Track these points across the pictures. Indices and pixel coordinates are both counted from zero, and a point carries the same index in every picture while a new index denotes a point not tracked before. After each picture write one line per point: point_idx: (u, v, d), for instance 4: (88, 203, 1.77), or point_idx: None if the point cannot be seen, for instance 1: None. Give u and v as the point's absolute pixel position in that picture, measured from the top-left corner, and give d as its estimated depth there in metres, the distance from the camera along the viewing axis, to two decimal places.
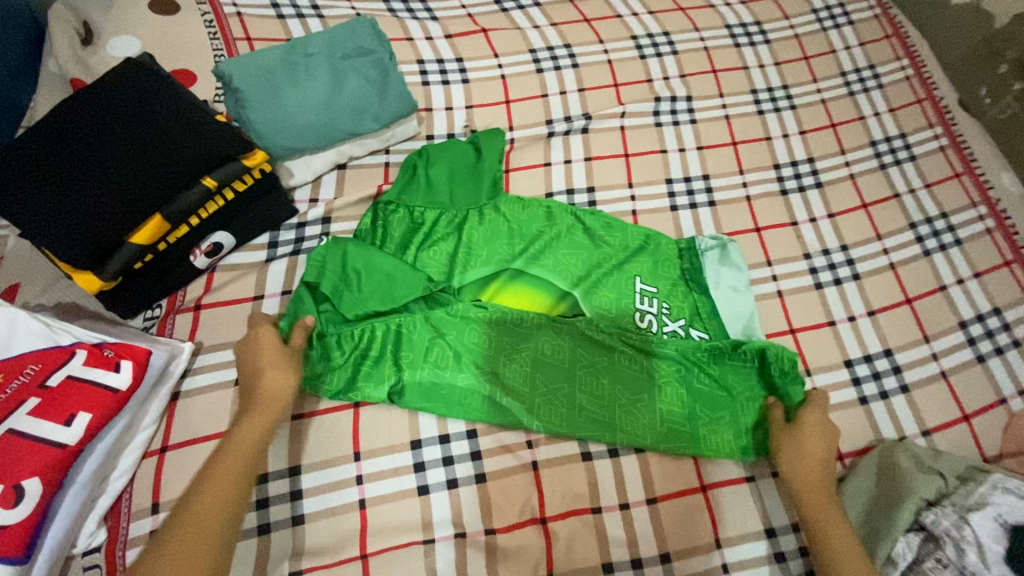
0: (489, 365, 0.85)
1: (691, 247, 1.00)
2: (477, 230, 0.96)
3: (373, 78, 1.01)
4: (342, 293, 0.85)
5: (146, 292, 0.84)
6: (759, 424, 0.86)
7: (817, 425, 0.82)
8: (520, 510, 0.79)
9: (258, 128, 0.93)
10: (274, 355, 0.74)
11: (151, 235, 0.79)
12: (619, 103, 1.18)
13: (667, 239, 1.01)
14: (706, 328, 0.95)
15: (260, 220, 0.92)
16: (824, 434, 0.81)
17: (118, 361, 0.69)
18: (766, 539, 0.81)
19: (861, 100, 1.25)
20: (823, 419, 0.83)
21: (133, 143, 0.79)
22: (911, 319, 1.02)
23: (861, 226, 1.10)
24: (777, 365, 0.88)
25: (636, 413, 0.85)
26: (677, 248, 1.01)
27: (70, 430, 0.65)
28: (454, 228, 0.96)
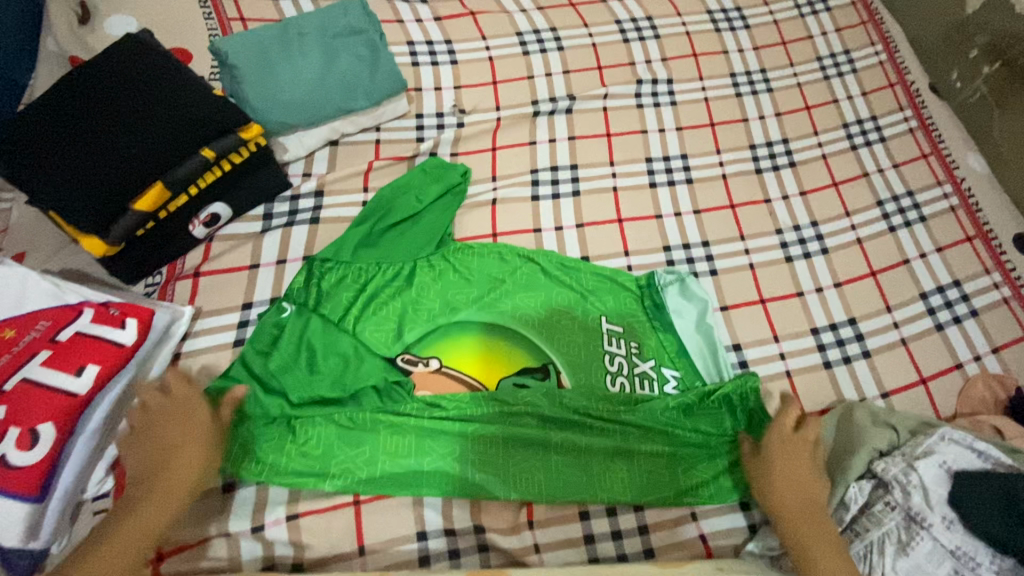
0: (465, 427, 0.84)
1: (649, 283, 1.01)
2: (428, 283, 0.96)
3: (364, 55, 1.05)
4: (289, 372, 0.84)
5: (147, 258, 0.88)
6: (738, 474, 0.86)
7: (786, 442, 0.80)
8: (503, 461, 0.84)
9: (254, 103, 0.97)
10: (200, 428, 0.72)
11: (154, 202, 0.82)
12: (603, 85, 1.23)
13: (625, 275, 1.02)
14: (679, 370, 0.95)
15: (255, 193, 0.96)
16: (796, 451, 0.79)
17: (124, 318, 0.74)
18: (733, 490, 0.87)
19: (835, 84, 1.30)
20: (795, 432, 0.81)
21: (133, 114, 0.83)
22: (874, 291, 1.07)
23: (831, 203, 1.16)
24: (742, 412, 0.90)
25: (615, 469, 0.85)
26: (635, 283, 1.02)
27: (80, 380, 0.70)
28: (404, 283, 0.95)
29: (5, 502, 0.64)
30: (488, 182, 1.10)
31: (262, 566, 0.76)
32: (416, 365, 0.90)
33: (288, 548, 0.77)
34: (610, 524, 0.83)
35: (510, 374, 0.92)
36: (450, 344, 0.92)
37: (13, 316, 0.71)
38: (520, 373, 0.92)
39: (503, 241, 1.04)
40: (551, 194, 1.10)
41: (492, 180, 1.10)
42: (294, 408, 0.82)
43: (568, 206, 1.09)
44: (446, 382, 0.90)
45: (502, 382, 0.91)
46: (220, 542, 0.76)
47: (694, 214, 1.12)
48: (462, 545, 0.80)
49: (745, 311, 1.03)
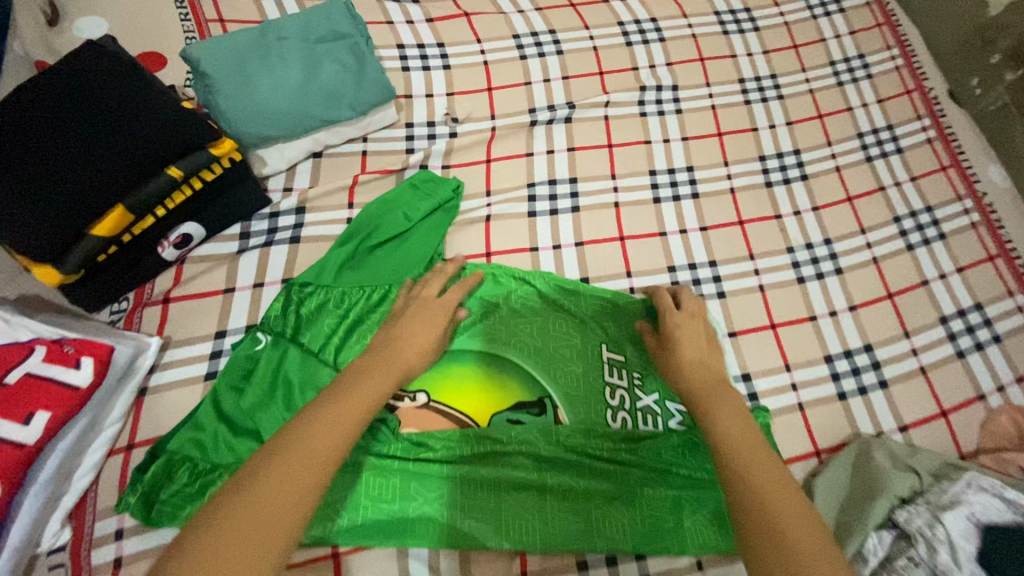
0: (455, 469, 0.79)
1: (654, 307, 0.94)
2: None
3: (349, 63, 0.98)
4: (264, 410, 0.77)
5: (111, 285, 0.81)
6: None
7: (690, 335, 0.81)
8: (494, 510, 0.78)
9: (228, 114, 0.90)
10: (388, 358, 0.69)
11: (114, 226, 0.76)
12: (604, 92, 1.16)
13: (628, 298, 0.95)
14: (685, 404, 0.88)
15: (229, 212, 0.89)
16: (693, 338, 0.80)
17: (78, 357, 0.68)
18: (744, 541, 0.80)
19: (849, 91, 1.23)
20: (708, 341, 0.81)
21: (91, 127, 0.75)
22: (891, 314, 1.01)
23: (845, 219, 1.09)
24: None
25: (614, 513, 0.79)
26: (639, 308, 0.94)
27: (28, 429, 0.63)
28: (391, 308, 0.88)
29: None
30: (482, 197, 1.03)
31: None
32: (403, 401, 0.84)
33: None
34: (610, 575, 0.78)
35: (504, 408, 0.85)
36: (440, 376, 0.86)
37: None
38: (514, 409, 0.85)
39: (496, 262, 0.97)
40: (549, 210, 1.03)
41: (486, 195, 1.03)
42: None
43: (567, 223, 1.03)
44: (435, 419, 0.83)
45: (495, 418, 0.85)
46: None
47: (701, 231, 1.05)
48: None
49: (754, 337, 0.97)
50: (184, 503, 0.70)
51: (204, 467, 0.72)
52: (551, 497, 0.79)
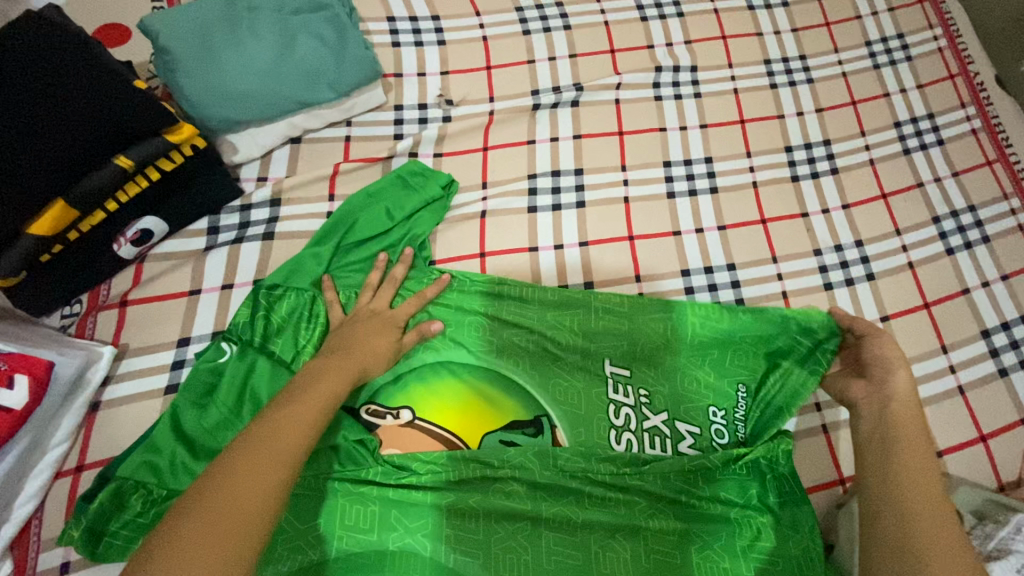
0: (441, 498, 0.70)
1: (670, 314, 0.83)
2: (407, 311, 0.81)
3: (329, 37, 0.87)
4: (228, 429, 0.69)
5: (59, 288, 0.73)
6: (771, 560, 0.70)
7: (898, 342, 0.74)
8: (483, 546, 0.69)
9: (192, 95, 0.81)
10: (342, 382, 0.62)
11: (54, 224, 0.68)
12: (615, 73, 1.05)
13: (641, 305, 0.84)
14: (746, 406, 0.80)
15: (193, 206, 0.80)
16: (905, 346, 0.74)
17: (12, 376, 0.61)
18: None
19: (886, 74, 1.11)
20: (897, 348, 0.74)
21: (22, 106, 0.66)
22: (927, 326, 0.91)
23: (878, 218, 0.99)
24: (776, 484, 0.75)
25: (615, 548, 0.70)
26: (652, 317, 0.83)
27: None
28: None
29: None
30: (477, 190, 0.93)
31: None
32: (385, 418, 0.76)
33: None
34: None
35: (496, 428, 0.77)
36: (425, 392, 0.78)
37: None
38: (507, 428, 0.77)
39: (490, 266, 0.89)
40: (551, 205, 0.94)
41: (482, 188, 0.94)
42: None
43: (570, 220, 0.93)
44: (419, 440, 0.75)
45: (486, 439, 0.77)
46: None
47: (718, 230, 0.95)
48: None
49: None
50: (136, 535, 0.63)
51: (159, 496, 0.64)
52: (546, 529, 0.70)
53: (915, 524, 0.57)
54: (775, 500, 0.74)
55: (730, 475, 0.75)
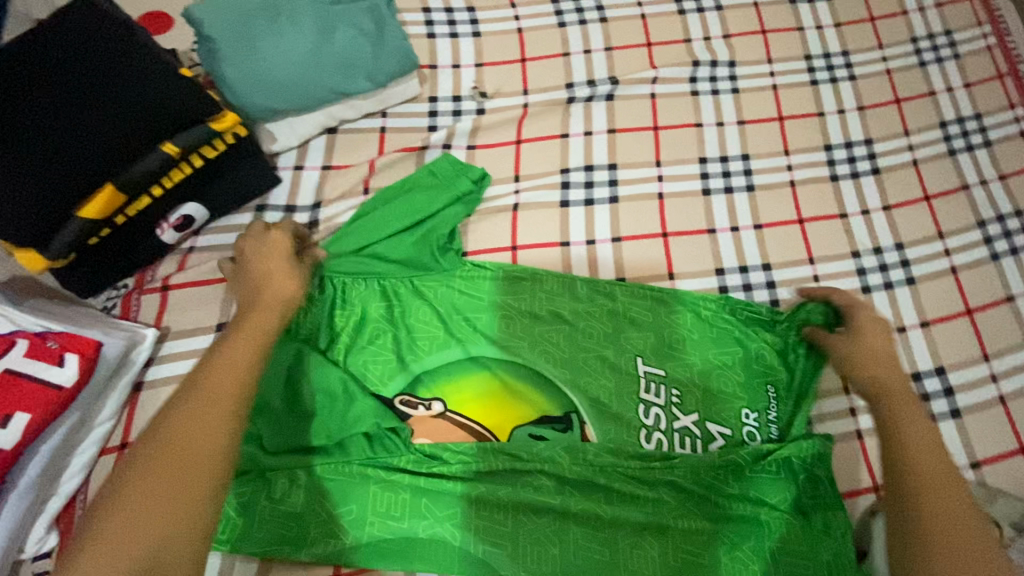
0: (470, 488, 0.70)
1: (694, 313, 0.84)
2: (438, 302, 0.81)
3: (367, 27, 0.88)
4: (266, 415, 0.70)
5: (106, 270, 0.75)
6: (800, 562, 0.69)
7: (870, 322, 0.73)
8: (512, 539, 0.69)
9: (234, 84, 0.82)
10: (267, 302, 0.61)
11: (103, 209, 0.69)
12: (651, 66, 1.03)
13: (670, 304, 0.84)
14: (777, 406, 0.80)
15: (233, 194, 0.81)
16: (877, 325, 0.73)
17: (62, 354, 0.62)
18: None
19: (932, 71, 1.07)
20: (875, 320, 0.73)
21: (79, 93, 0.68)
22: (969, 333, 0.89)
23: (920, 221, 0.96)
24: (806, 487, 0.74)
25: (642, 545, 0.70)
26: (678, 316, 0.84)
27: (6, 433, 0.58)
28: (406, 302, 0.81)
29: None
30: (509, 183, 0.93)
31: None
32: (416, 409, 0.76)
33: None
34: None
35: (526, 422, 0.77)
36: (457, 383, 0.78)
37: None
38: (537, 423, 0.77)
39: (522, 260, 0.89)
40: (583, 200, 0.93)
41: (514, 181, 0.93)
42: (269, 458, 0.68)
43: (603, 215, 0.92)
44: (448, 430, 0.75)
45: (515, 432, 0.76)
46: None
47: (754, 229, 0.94)
48: None
49: None
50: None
51: None
52: (574, 523, 0.70)
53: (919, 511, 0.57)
54: (805, 500, 0.74)
55: (762, 472, 0.74)
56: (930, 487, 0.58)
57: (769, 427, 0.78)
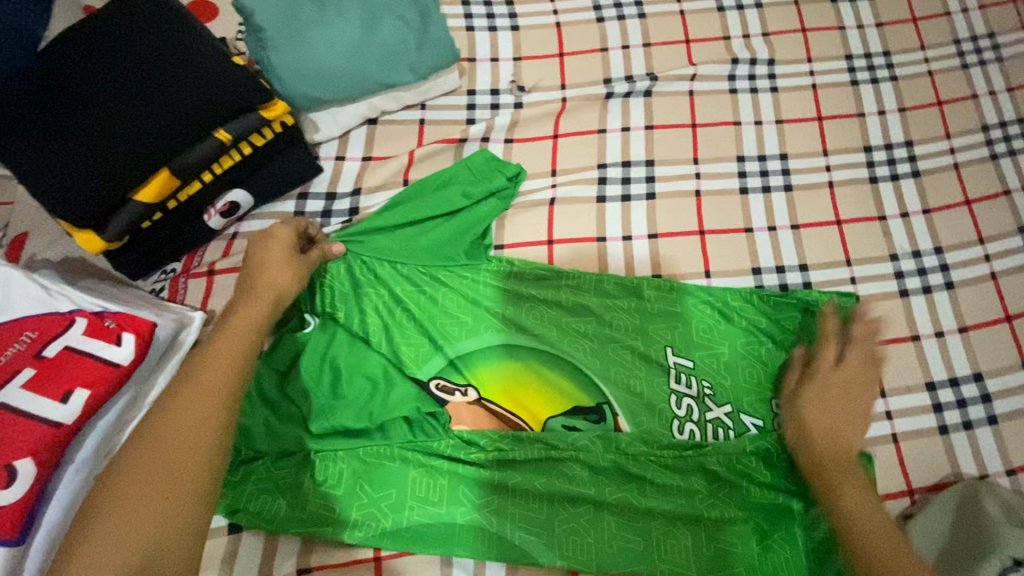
0: (506, 476, 0.71)
1: (724, 304, 0.84)
2: (473, 290, 0.82)
3: (411, 19, 0.88)
4: (310, 395, 0.72)
5: (156, 253, 0.77)
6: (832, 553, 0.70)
7: (845, 363, 0.76)
8: (548, 527, 0.70)
9: (281, 73, 0.83)
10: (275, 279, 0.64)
11: (158, 192, 0.72)
12: (690, 63, 1.03)
13: (694, 299, 0.84)
14: None
15: (279, 180, 0.83)
16: (841, 373, 0.75)
17: (120, 333, 0.63)
18: None
19: (975, 74, 1.05)
20: (857, 354, 0.77)
21: (137, 78, 0.70)
22: (1008, 340, 0.88)
23: (961, 225, 0.95)
24: None
25: (676, 536, 0.71)
26: (707, 309, 0.84)
27: (67, 408, 0.59)
28: (441, 289, 0.81)
29: None
30: (546, 177, 0.94)
31: None
32: (454, 395, 0.76)
33: None
34: None
35: (559, 412, 0.78)
36: (492, 371, 0.78)
37: None
38: (571, 413, 0.77)
39: (558, 254, 0.89)
40: (620, 195, 0.93)
41: (551, 175, 0.94)
42: (313, 440, 0.70)
43: (640, 212, 0.92)
44: (484, 418, 0.76)
45: (549, 421, 0.77)
46: None
47: (792, 229, 0.93)
48: None
49: None
50: (225, 491, 0.68)
51: (248, 457, 0.70)
52: (609, 513, 0.71)
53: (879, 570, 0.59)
54: None
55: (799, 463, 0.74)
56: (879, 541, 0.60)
57: None
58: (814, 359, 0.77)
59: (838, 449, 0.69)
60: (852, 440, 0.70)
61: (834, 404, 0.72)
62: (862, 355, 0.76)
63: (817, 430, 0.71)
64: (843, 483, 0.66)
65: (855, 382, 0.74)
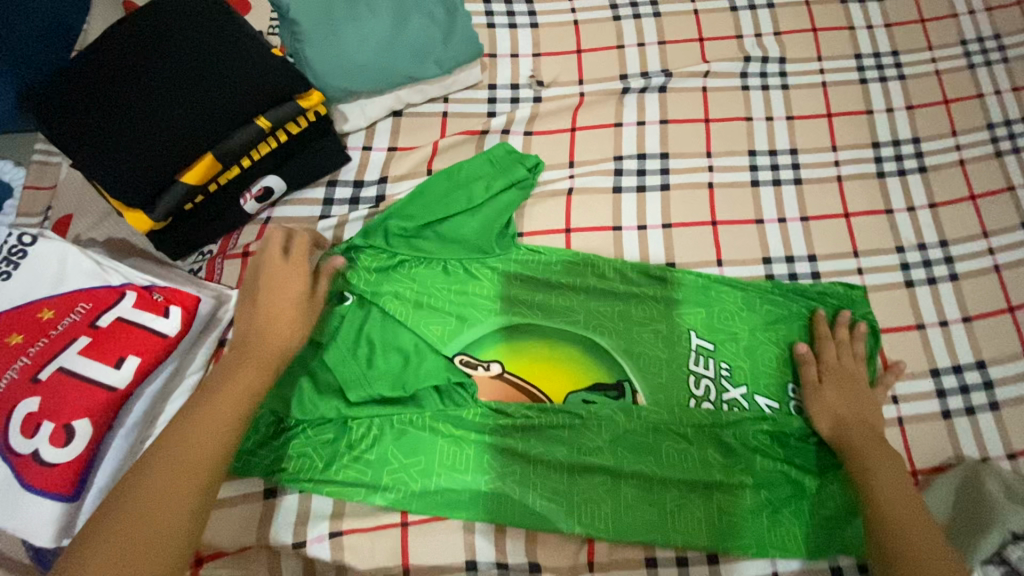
0: (529, 447, 0.75)
1: (747, 294, 0.88)
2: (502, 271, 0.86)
3: (439, 17, 0.93)
4: (346, 366, 0.76)
5: (195, 236, 0.81)
6: (837, 525, 0.75)
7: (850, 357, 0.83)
8: (564, 497, 0.73)
9: (315, 65, 0.87)
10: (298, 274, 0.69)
11: (203, 174, 0.76)
12: (703, 61, 1.06)
13: (725, 289, 0.88)
14: None
15: (311, 168, 0.87)
16: (852, 363, 0.82)
17: (167, 305, 0.67)
18: None
19: (981, 74, 1.08)
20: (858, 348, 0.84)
21: (187, 68, 0.75)
22: (1011, 330, 0.91)
23: (966, 219, 0.98)
24: None
25: (690, 509, 0.74)
26: (734, 301, 0.87)
27: (119, 373, 0.63)
28: (467, 270, 0.85)
29: (38, 499, 0.59)
30: (564, 168, 0.97)
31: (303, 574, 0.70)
32: (476, 369, 0.80)
33: (330, 564, 0.70)
34: None
35: (580, 387, 0.81)
36: (516, 348, 0.82)
37: (54, 295, 0.65)
38: (590, 389, 0.81)
39: (576, 242, 0.92)
40: (636, 186, 0.97)
41: (569, 167, 0.97)
42: (350, 408, 0.75)
43: (654, 202, 0.96)
44: (508, 390, 0.80)
45: (569, 395, 0.80)
46: (261, 552, 0.70)
47: (802, 221, 0.96)
48: None
49: None
50: (266, 456, 0.73)
51: (291, 426, 0.74)
52: (625, 485, 0.75)
53: (896, 525, 0.65)
54: None
55: (810, 444, 0.80)
56: (899, 501, 0.67)
57: None
58: (821, 356, 0.83)
59: (863, 427, 0.76)
60: (875, 424, 0.77)
61: (851, 390, 0.79)
62: (853, 354, 0.83)
63: (840, 409, 0.78)
64: (869, 455, 0.72)
65: (858, 377, 0.81)
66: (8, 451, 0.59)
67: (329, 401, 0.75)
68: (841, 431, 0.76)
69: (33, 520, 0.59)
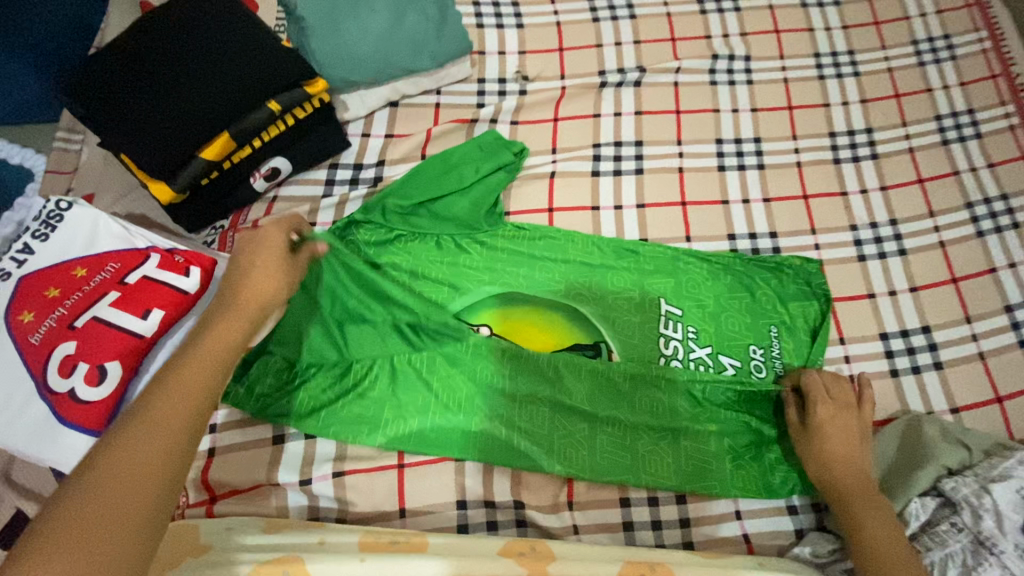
0: (513, 399, 0.82)
1: (713, 266, 0.97)
2: (490, 244, 0.94)
3: (432, 14, 1.02)
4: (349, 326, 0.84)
5: (207, 211, 0.89)
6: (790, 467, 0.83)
7: (839, 396, 0.82)
8: (545, 443, 0.81)
9: (320, 56, 0.96)
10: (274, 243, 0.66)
11: (219, 151, 0.84)
12: (675, 58, 1.16)
13: (693, 262, 0.97)
14: (780, 343, 0.93)
15: (316, 152, 0.95)
16: (843, 401, 0.81)
17: (187, 266, 0.74)
18: (789, 515, 0.82)
19: (930, 71, 1.18)
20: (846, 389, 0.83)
21: (206, 57, 0.84)
22: (954, 299, 1.00)
23: (914, 201, 1.07)
24: None
25: (659, 453, 0.82)
26: (701, 271, 0.96)
27: (146, 323, 0.70)
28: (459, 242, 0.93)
29: (72, 433, 0.66)
30: (547, 154, 1.06)
31: (307, 517, 0.78)
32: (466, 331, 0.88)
33: (333, 503, 0.78)
34: (650, 513, 0.81)
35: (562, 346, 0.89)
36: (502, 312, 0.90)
37: (86, 255, 0.72)
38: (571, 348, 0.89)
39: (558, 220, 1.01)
40: (613, 170, 1.06)
41: (551, 153, 1.06)
42: (352, 363, 0.83)
43: (629, 185, 1.05)
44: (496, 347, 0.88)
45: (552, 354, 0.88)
46: (269, 490, 0.78)
47: (764, 202, 1.05)
48: (501, 519, 0.79)
49: None
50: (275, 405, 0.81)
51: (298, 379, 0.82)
52: (601, 432, 0.82)
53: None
54: None
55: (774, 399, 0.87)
56: (890, 547, 0.69)
57: (773, 361, 0.91)
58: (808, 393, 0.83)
59: (851, 470, 0.77)
60: (862, 462, 0.77)
61: (840, 430, 0.79)
62: (843, 394, 0.83)
63: (829, 450, 0.78)
64: (857, 502, 0.74)
65: (848, 408, 0.81)
66: (48, 390, 0.66)
67: (332, 356, 0.83)
68: (831, 475, 0.77)
69: (68, 451, 0.66)
